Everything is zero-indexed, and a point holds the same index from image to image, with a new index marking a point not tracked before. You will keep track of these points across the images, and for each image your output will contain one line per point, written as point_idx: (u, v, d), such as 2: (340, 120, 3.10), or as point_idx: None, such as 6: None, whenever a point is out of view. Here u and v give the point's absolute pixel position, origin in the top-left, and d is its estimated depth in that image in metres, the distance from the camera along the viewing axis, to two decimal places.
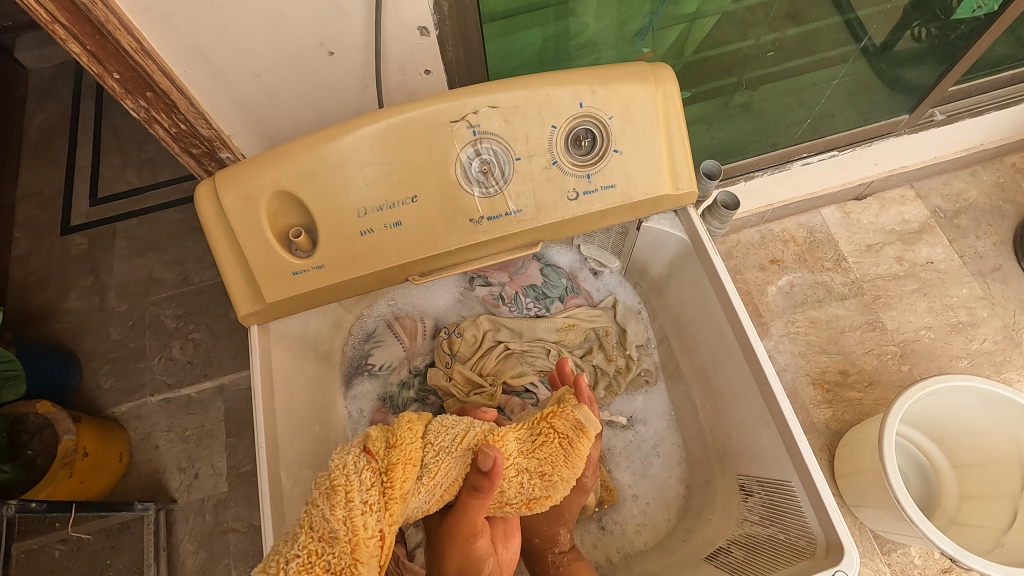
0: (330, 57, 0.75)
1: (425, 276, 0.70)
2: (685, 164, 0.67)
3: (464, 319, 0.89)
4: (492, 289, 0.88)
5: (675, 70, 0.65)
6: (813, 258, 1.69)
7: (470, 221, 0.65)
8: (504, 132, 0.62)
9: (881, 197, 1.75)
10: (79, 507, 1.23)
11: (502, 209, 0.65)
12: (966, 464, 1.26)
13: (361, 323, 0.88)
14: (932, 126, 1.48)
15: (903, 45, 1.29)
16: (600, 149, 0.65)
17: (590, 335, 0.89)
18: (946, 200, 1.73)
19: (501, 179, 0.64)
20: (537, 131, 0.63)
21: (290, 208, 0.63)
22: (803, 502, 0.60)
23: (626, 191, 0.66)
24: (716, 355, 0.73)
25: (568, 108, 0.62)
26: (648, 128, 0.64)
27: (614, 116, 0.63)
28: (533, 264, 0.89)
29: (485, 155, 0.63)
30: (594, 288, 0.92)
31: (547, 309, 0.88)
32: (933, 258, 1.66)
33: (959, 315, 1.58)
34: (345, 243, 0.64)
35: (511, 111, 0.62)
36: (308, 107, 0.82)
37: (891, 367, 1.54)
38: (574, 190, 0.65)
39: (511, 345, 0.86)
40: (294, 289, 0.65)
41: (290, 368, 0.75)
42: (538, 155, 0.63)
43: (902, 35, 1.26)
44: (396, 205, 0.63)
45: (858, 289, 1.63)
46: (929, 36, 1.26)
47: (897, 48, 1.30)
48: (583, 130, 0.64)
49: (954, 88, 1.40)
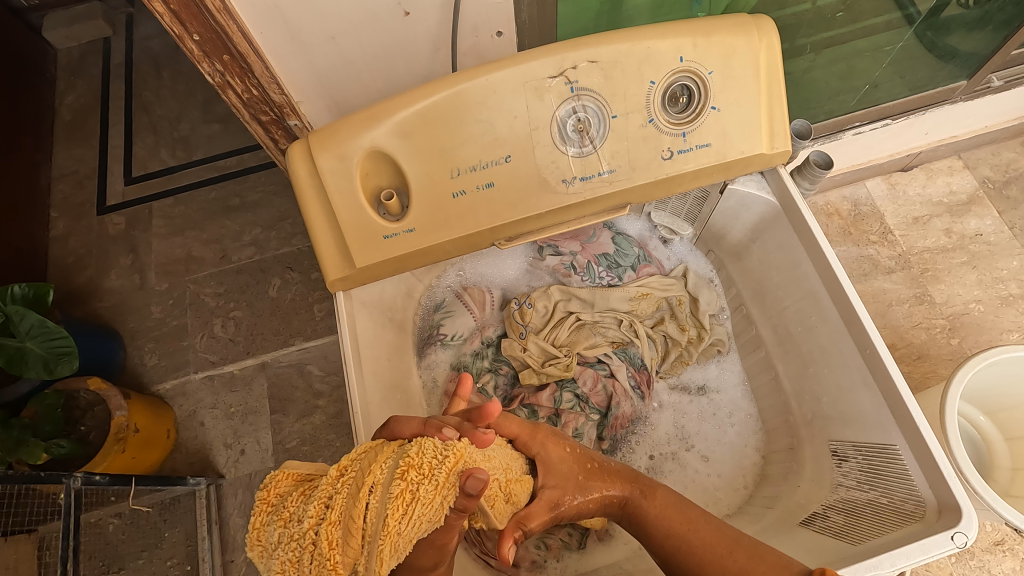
0: (405, 17, 0.72)
1: (511, 241, 0.69)
2: (782, 123, 0.65)
3: (535, 289, 0.89)
4: (563, 258, 0.87)
5: (777, 23, 0.62)
6: (859, 231, 1.66)
7: (563, 181, 0.63)
8: (603, 88, 0.60)
9: (928, 168, 1.71)
10: (140, 479, 1.24)
11: (595, 169, 0.63)
12: (1021, 436, 1.24)
13: (429, 294, 0.88)
14: (988, 93, 1.44)
15: (951, 11, 1.23)
16: (696, 107, 0.63)
17: (662, 304, 0.88)
18: (995, 170, 1.69)
19: (595, 138, 0.62)
20: (636, 88, 0.61)
21: (382, 169, 0.62)
22: (910, 466, 0.60)
23: (721, 151, 0.64)
24: (806, 319, 0.72)
25: (668, 63, 0.60)
26: (748, 84, 0.62)
27: (714, 71, 0.61)
28: (604, 233, 0.88)
29: (582, 113, 0.61)
30: (664, 256, 0.90)
31: (619, 278, 0.87)
32: (983, 230, 1.63)
33: (1010, 288, 1.55)
34: (438, 206, 0.62)
35: (610, 66, 0.60)
36: (378, 71, 0.80)
37: (941, 340, 1.52)
38: (668, 149, 0.64)
39: (582, 316, 0.86)
40: (385, 252, 0.64)
41: (373, 337, 0.75)
42: (634, 113, 0.62)
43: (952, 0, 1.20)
44: (490, 165, 0.62)
45: (906, 263, 1.61)
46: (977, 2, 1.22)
47: (945, 14, 1.24)
48: (680, 87, 0.62)
49: (1015, 53, 1.34)
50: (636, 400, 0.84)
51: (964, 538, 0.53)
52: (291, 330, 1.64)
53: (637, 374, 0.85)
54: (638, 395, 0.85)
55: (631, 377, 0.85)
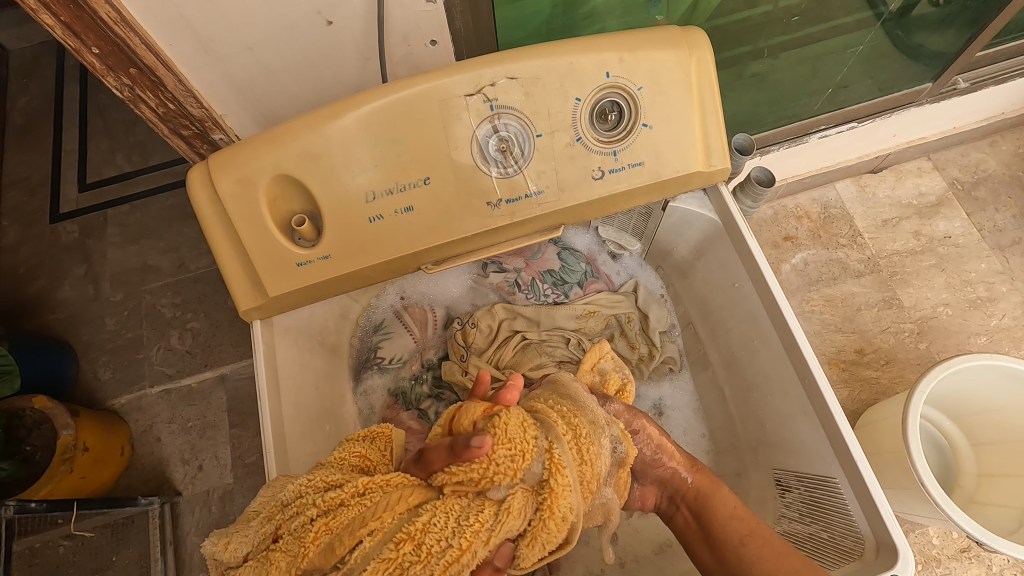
0: (327, 26, 0.68)
1: (439, 264, 0.65)
2: (719, 139, 0.62)
3: (478, 308, 0.85)
4: (507, 276, 0.84)
5: (709, 34, 0.59)
6: (828, 235, 1.64)
7: (488, 205, 0.60)
8: (525, 106, 0.57)
9: (897, 169, 1.70)
10: (82, 504, 1.21)
11: (522, 190, 0.60)
12: (986, 443, 1.22)
13: (368, 314, 0.84)
14: (955, 95, 1.42)
15: (921, 9, 1.21)
16: (627, 124, 0.59)
17: (611, 322, 0.84)
18: (964, 171, 1.68)
19: (520, 159, 0.59)
20: (560, 105, 0.57)
21: (292, 194, 0.58)
22: (850, 501, 0.57)
23: (654, 169, 0.61)
24: (750, 342, 0.69)
25: (593, 78, 0.57)
26: (680, 99, 0.59)
27: (643, 86, 0.58)
28: (549, 248, 0.85)
29: (503, 132, 0.57)
30: (614, 271, 0.87)
31: (566, 295, 0.84)
32: (951, 233, 1.61)
33: (978, 290, 1.54)
34: (353, 231, 0.59)
35: (531, 83, 0.56)
36: (305, 81, 0.76)
37: (909, 345, 1.50)
38: (599, 168, 0.60)
39: (529, 334, 0.82)
40: (298, 281, 0.60)
41: (296, 366, 0.70)
42: (560, 131, 0.58)
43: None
44: (408, 187, 0.58)
45: (875, 266, 1.59)
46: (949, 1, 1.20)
47: (916, 13, 1.22)
48: (609, 103, 0.59)
49: (980, 54, 1.32)
50: None
51: None
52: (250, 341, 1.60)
53: None
54: None
55: None
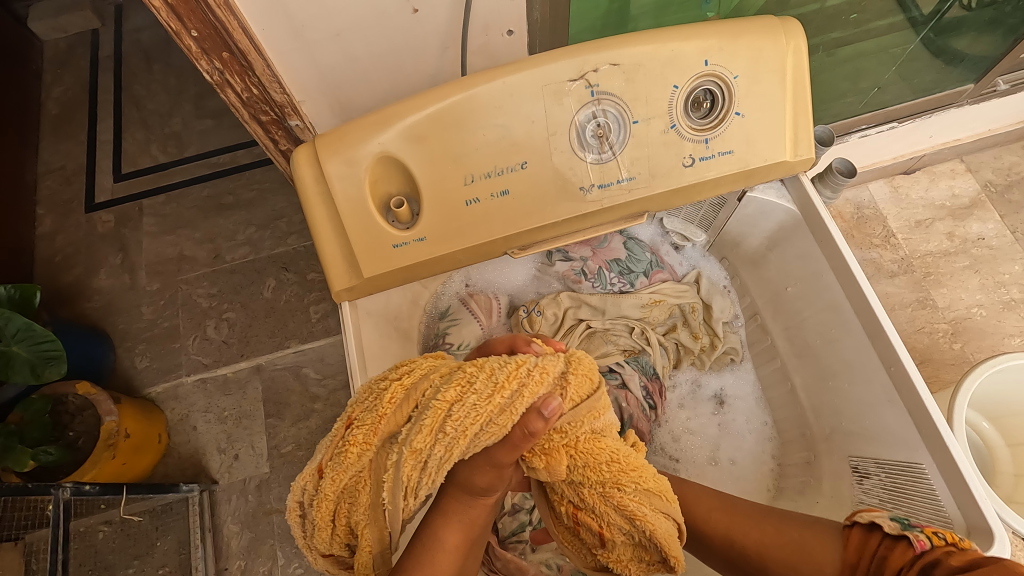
0: (414, 14, 0.69)
1: (525, 250, 0.66)
2: (806, 129, 0.63)
3: (543, 296, 0.86)
4: (574, 264, 0.84)
5: (804, 25, 0.60)
6: (861, 234, 1.65)
7: (581, 190, 0.61)
8: (625, 92, 0.58)
9: (930, 171, 1.71)
10: (132, 489, 1.22)
11: (614, 176, 0.61)
12: None
13: (434, 301, 0.85)
14: (994, 96, 1.42)
15: (954, 13, 1.22)
16: (720, 113, 0.60)
17: (674, 311, 0.85)
18: (997, 174, 1.69)
19: (615, 144, 0.60)
20: (658, 92, 0.58)
21: (393, 174, 0.59)
22: (937, 485, 0.58)
23: (744, 158, 0.62)
24: (828, 331, 0.70)
25: (693, 66, 0.58)
26: (774, 90, 0.60)
27: (739, 75, 0.59)
28: (615, 237, 0.85)
29: (601, 118, 0.58)
30: (677, 262, 0.88)
31: (631, 284, 0.84)
32: (985, 235, 1.62)
33: (1012, 292, 1.55)
34: (450, 213, 0.60)
35: (633, 69, 0.57)
36: (384, 70, 0.77)
37: (943, 345, 1.51)
38: (690, 156, 0.61)
39: (593, 323, 0.83)
40: (394, 263, 0.61)
41: (377, 349, 0.72)
42: (656, 118, 0.59)
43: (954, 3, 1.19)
44: (506, 171, 0.59)
45: (908, 266, 1.60)
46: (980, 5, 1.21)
47: (948, 17, 1.22)
48: (703, 92, 0.60)
49: None
50: (648, 410, 0.81)
51: None
52: (286, 332, 1.61)
53: (649, 385, 0.81)
54: (649, 406, 0.81)
55: (643, 388, 0.81)
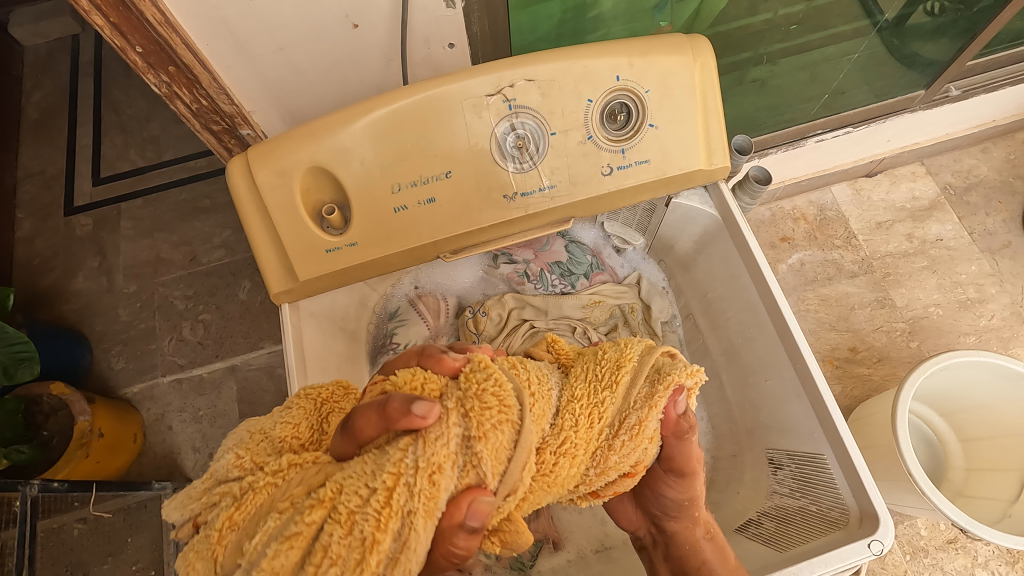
0: (354, 29, 0.73)
1: (456, 253, 0.69)
2: (720, 139, 0.67)
3: (489, 297, 0.89)
4: (517, 267, 0.88)
5: (713, 42, 0.64)
6: (824, 236, 1.69)
7: (504, 197, 0.65)
8: (541, 106, 0.61)
9: (891, 173, 1.75)
10: (103, 486, 1.25)
11: (536, 184, 0.65)
12: (974, 438, 1.27)
13: (384, 303, 0.88)
14: (947, 101, 1.46)
15: (917, 19, 1.27)
16: (635, 124, 0.64)
17: (615, 312, 0.88)
18: (956, 176, 1.73)
19: (535, 154, 0.63)
20: (574, 105, 0.62)
21: (323, 184, 0.62)
22: (836, 474, 0.61)
23: (660, 166, 0.66)
24: (747, 330, 0.73)
25: (605, 81, 0.61)
26: (685, 102, 0.64)
27: (651, 89, 0.62)
28: (557, 241, 0.89)
29: (520, 130, 0.62)
30: (618, 264, 0.92)
31: (572, 286, 0.88)
32: (943, 236, 1.66)
33: (968, 292, 1.59)
34: (379, 220, 0.63)
35: (548, 84, 0.60)
36: (330, 81, 0.80)
37: (900, 343, 1.55)
38: (608, 165, 0.65)
39: (536, 323, 0.86)
40: (328, 266, 0.64)
41: (319, 347, 0.75)
42: (573, 130, 0.63)
43: (916, 9, 1.24)
44: (431, 180, 0.62)
45: (868, 267, 1.64)
46: (944, 10, 1.26)
47: (912, 22, 1.27)
48: (618, 104, 0.63)
49: (972, 64, 1.38)
50: None
51: (879, 545, 0.55)
52: (260, 333, 1.64)
53: None
54: None
55: None
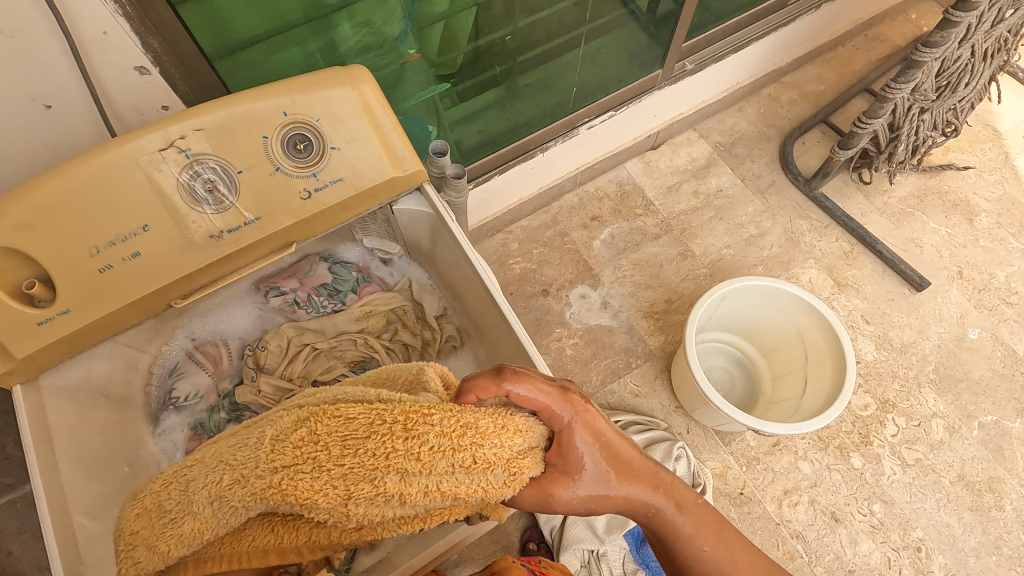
0: (48, 110, 0.76)
1: (188, 297, 0.74)
2: (404, 148, 0.77)
3: (267, 332, 0.93)
4: (286, 297, 0.93)
5: (366, 70, 0.73)
6: (627, 208, 1.88)
7: (211, 237, 0.70)
8: (218, 150, 0.67)
9: (672, 143, 1.98)
10: None
11: (239, 220, 0.71)
12: (771, 350, 1.54)
13: (161, 360, 0.88)
14: (686, 75, 1.71)
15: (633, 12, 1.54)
16: (318, 149, 0.72)
17: (391, 317, 0.97)
18: (723, 135, 2.00)
19: (229, 193, 0.69)
20: (251, 144, 0.68)
21: (14, 263, 0.64)
22: None
23: (355, 181, 0.74)
24: (479, 307, 0.87)
25: (273, 119, 0.68)
26: (358, 124, 0.73)
27: (321, 118, 0.70)
28: (319, 265, 0.94)
29: (207, 175, 0.68)
30: (386, 273, 1.00)
31: (343, 303, 0.95)
32: (722, 187, 1.91)
33: (750, 229, 1.84)
34: (85, 283, 0.66)
35: (218, 130, 0.67)
36: (46, 162, 0.82)
37: (705, 286, 1.76)
38: (305, 189, 0.72)
39: (317, 344, 0.92)
40: (45, 338, 0.67)
41: (74, 421, 0.76)
42: (258, 165, 0.69)
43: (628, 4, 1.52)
44: (129, 236, 0.66)
45: (668, 227, 1.85)
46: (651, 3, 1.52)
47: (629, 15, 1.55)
48: (298, 136, 0.70)
49: (687, 45, 1.62)
50: None
51: None
52: None
53: None
54: None
55: None
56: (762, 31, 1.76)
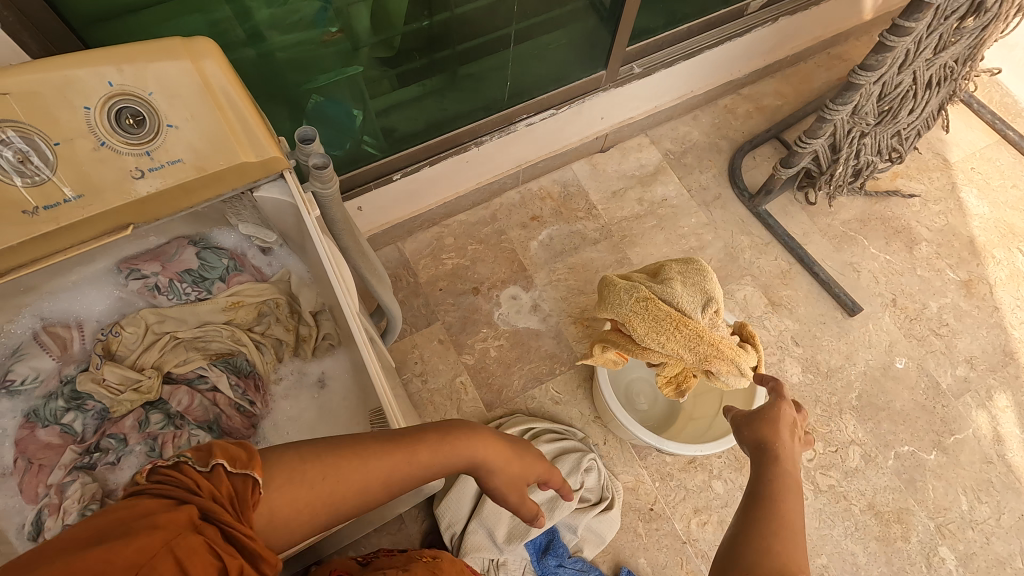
0: None
1: (3, 275, 0.68)
2: (258, 132, 0.72)
3: (125, 318, 0.88)
4: (146, 280, 0.87)
5: (209, 40, 0.66)
6: (568, 210, 1.83)
7: (25, 212, 0.64)
8: (28, 117, 0.60)
9: (621, 147, 1.94)
10: None
11: (58, 196, 0.65)
12: None
13: (2, 338, 0.82)
14: (633, 79, 1.67)
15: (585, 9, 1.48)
16: (153, 126, 0.66)
17: (263, 310, 0.93)
18: (674, 143, 1.96)
19: (43, 166, 0.63)
20: (69, 114, 0.62)
21: None
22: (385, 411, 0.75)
23: (197, 164, 0.70)
24: (339, 305, 0.86)
25: (95, 88, 0.62)
26: (200, 101, 0.67)
27: (154, 92, 0.65)
28: (186, 249, 0.88)
29: (15, 143, 0.61)
30: (264, 263, 0.95)
31: (209, 291, 0.90)
32: (667, 196, 1.88)
33: (690, 241, 1.81)
34: None
35: (26, 96, 0.60)
36: None
37: None
38: (136, 168, 0.67)
39: (179, 333, 0.88)
40: None
41: None
42: (78, 138, 0.63)
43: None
44: None
45: (608, 233, 1.81)
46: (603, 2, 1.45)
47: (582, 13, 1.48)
48: (126, 109, 0.64)
49: (631, 48, 1.58)
50: (246, 406, 0.88)
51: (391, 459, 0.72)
52: None
53: (243, 381, 0.89)
54: (246, 402, 0.89)
55: (236, 385, 0.88)
56: (716, 40, 1.73)
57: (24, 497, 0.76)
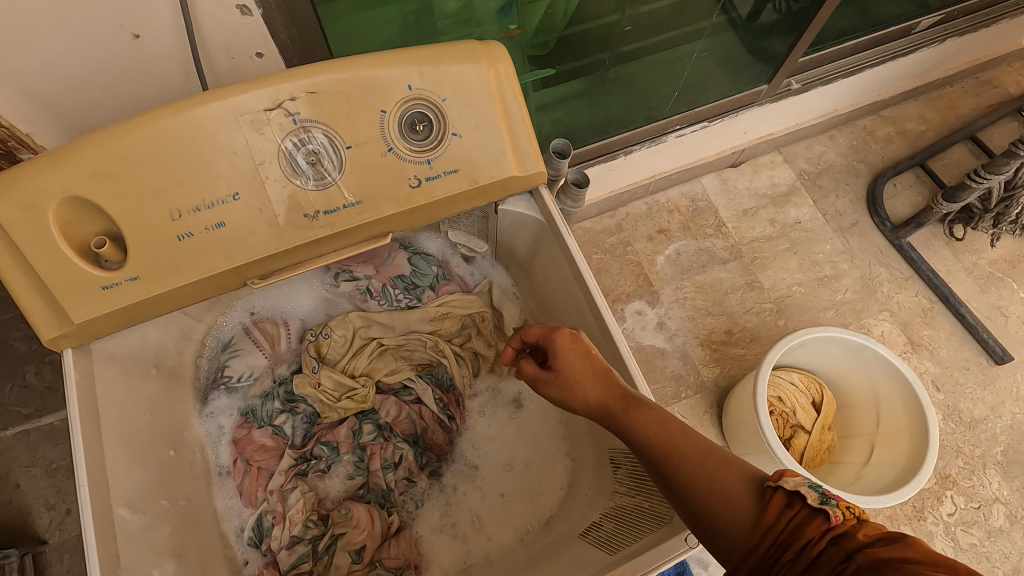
0: (136, 40, 0.67)
1: (266, 279, 0.69)
2: (528, 145, 0.70)
3: (331, 319, 0.95)
4: (358, 284, 0.93)
5: (505, 48, 0.68)
6: (696, 226, 1.76)
7: (306, 216, 0.65)
8: (335, 120, 0.63)
9: (753, 163, 1.86)
10: None
11: (339, 201, 0.65)
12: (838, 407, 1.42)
13: (216, 333, 0.90)
14: (789, 95, 1.58)
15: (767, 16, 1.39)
16: (437, 134, 0.67)
17: (467, 322, 0.97)
18: (809, 163, 1.87)
19: (333, 168, 0.65)
20: (368, 117, 0.64)
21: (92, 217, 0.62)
22: None
23: (470, 174, 0.68)
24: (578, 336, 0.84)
25: (398, 91, 0.64)
26: (486, 109, 0.67)
27: (447, 98, 0.66)
28: (398, 255, 0.92)
29: (313, 145, 0.63)
30: (466, 272, 0.98)
31: (418, 299, 0.95)
32: (801, 219, 1.79)
33: (825, 269, 1.72)
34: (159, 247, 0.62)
35: (335, 97, 0.63)
36: (119, 96, 0.73)
37: (770, 322, 1.65)
38: (415, 176, 0.66)
39: (384, 341, 0.95)
40: (109, 304, 0.63)
41: (123, 393, 0.74)
42: (372, 142, 0.64)
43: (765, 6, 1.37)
44: (216, 204, 0.62)
45: (738, 253, 1.73)
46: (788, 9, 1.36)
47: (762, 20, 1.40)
48: (418, 115, 0.66)
49: (803, 60, 1.49)
50: (444, 418, 0.96)
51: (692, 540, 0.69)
52: None
53: (444, 395, 0.97)
54: (446, 414, 0.96)
55: (439, 399, 0.97)
56: (878, 59, 1.62)
57: (245, 500, 0.86)
